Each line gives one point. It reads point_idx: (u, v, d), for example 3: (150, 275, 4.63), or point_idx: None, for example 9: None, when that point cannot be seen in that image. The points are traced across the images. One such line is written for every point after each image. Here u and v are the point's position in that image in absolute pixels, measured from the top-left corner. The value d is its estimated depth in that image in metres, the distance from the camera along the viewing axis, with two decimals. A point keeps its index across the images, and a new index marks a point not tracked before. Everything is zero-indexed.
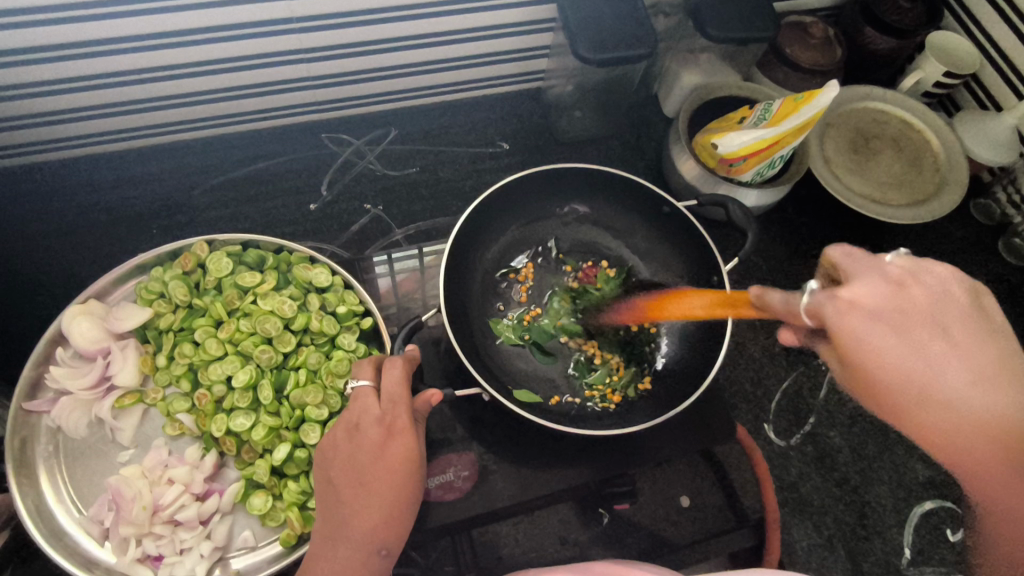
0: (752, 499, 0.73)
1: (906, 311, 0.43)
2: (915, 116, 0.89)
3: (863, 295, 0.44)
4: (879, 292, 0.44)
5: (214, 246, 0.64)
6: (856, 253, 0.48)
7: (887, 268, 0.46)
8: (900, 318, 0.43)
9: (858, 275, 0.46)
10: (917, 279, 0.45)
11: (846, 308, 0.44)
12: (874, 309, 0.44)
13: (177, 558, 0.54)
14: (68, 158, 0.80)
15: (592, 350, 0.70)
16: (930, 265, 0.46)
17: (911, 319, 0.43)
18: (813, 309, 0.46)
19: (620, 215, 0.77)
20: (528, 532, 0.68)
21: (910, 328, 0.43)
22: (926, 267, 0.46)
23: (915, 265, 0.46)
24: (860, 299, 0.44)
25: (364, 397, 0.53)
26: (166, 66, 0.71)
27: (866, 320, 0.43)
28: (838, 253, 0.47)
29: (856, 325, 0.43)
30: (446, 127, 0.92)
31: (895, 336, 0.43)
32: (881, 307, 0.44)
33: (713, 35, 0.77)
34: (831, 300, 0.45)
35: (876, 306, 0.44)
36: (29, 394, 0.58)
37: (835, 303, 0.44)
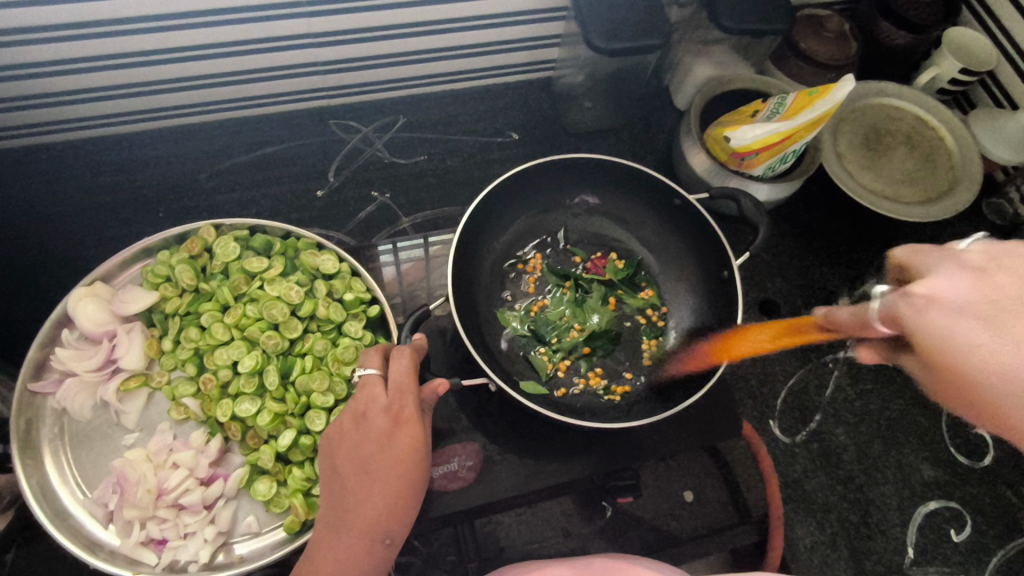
0: (757, 495, 0.72)
1: (995, 299, 0.42)
2: (929, 113, 0.88)
3: (943, 292, 0.45)
4: (961, 287, 0.44)
5: (221, 230, 0.64)
6: (935, 252, 0.50)
7: (967, 258, 0.46)
8: (989, 306, 0.42)
9: (935, 270, 0.47)
10: (999, 266, 0.44)
11: (923, 305, 0.46)
12: (952, 301, 0.44)
13: (180, 542, 0.54)
14: (75, 140, 0.80)
15: (580, 338, 0.70)
16: (1016, 249, 0.45)
17: (1006, 308, 0.42)
18: (891, 311, 0.50)
19: (632, 208, 0.76)
20: (529, 523, 0.68)
21: (1004, 318, 0.41)
22: (1012, 253, 0.45)
23: (997, 251, 0.46)
24: (937, 295, 0.45)
25: (370, 385, 0.53)
26: (175, 48, 0.70)
27: (945, 313, 0.44)
28: (907, 255, 0.51)
29: (936, 320, 0.44)
30: (455, 115, 0.91)
31: (982, 326, 0.42)
32: (960, 298, 0.44)
33: (728, 26, 0.75)
34: (908, 300, 0.47)
35: (956, 299, 0.44)
36: (34, 375, 0.58)
37: (911, 301, 0.47)
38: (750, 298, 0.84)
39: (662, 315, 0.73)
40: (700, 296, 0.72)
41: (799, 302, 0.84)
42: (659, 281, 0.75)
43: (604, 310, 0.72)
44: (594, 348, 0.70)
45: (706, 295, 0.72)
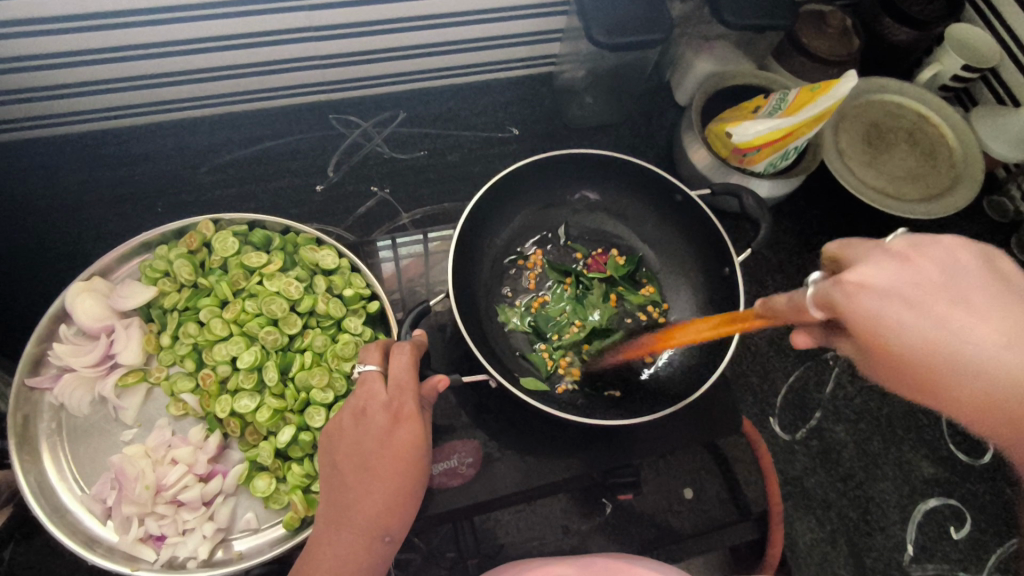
0: (756, 491, 0.72)
1: (919, 283, 0.40)
2: (931, 110, 0.88)
3: (871, 277, 0.41)
4: (887, 270, 0.41)
5: (220, 225, 0.63)
6: (863, 239, 0.44)
7: (887, 244, 0.42)
8: (911, 289, 0.39)
9: (863, 258, 0.42)
10: (922, 249, 0.41)
11: (853, 291, 0.41)
12: (880, 286, 0.40)
13: (179, 539, 0.54)
14: (73, 133, 0.79)
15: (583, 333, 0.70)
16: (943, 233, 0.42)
17: (924, 292, 0.39)
18: (818, 298, 0.43)
19: (634, 204, 0.75)
20: (529, 520, 0.68)
21: (929, 299, 0.39)
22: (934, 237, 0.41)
23: (924, 239, 0.41)
24: (867, 280, 0.41)
25: (370, 381, 0.52)
26: (173, 41, 0.69)
27: (874, 300, 0.40)
28: (838, 244, 0.45)
29: (866, 306, 0.40)
30: (455, 110, 0.91)
31: (909, 308, 0.39)
32: (895, 285, 0.40)
33: (730, 22, 0.75)
34: (837, 286, 0.42)
35: (890, 282, 0.40)
36: (31, 369, 0.57)
37: (843, 287, 0.41)
38: (751, 295, 0.84)
39: (662, 312, 0.73)
40: (702, 293, 0.72)
41: None
42: (660, 278, 0.75)
43: (606, 307, 0.72)
44: (592, 345, 0.69)
45: (709, 292, 0.71)
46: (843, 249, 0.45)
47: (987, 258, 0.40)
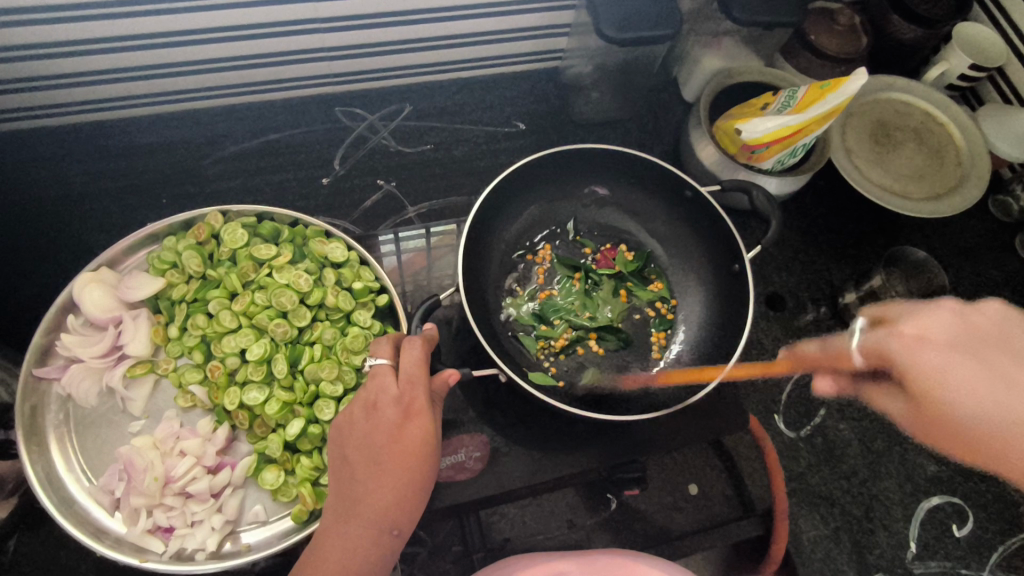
0: (761, 488, 0.72)
1: (973, 336, 0.58)
2: (939, 109, 0.88)
3: (929, 332, 0.59)
4: (944, 329, 0.58)
5: (229, 217, 0.63)
6: (921, 303, 0.63)
7: (948, 304, 0.60)
8: (967, 343, 0.57)
9: (920, 317, 0.61)
10: (975, 318, 0.59)
11: (914, 344, 0.58)
12: (947, 341, 0.57)
13: (188, 531, 0.54)
14: (79, 123, 0.79)
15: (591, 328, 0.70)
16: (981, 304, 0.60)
17: (972, 344, 0.57)
18: (874, 346, 0.62)
19: (643, 200, 0.75)
20: (535, 515, 0.68)
21: (976, 359, 0.56)
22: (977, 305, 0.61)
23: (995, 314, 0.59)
24: (923, 335, 0.59)
25: (382, 375, 0.52)
26: (182, 30, 0.69)
27: (934, 352, 0.57)
28: (880, 309, 0.66)
29: (928, 361, 0.57)
30: (462, 105, 0.90)
31: (960, 362, 0.56)
32: (947, 340, 0.58)
33: (740, 18, 0.75)
34: (892, 337, 0.61)
35: (944, 337, 0.58)
36: (39, 360, 0.57)
37: (901, 339, 0.60)
38: (756, 292, 0.84)
39: (670, 306, 0.73)
40: (711, 288, 0.72)
41: (806, 296, 0.84)
42: (668, 274, 0.75)
43: (615, 304, 0.72)
44: (602, 338, 0.70)
45: (718, 288, 0.71)
46: (889, 311, 0.66)
47: (1009, 322, 0.59)
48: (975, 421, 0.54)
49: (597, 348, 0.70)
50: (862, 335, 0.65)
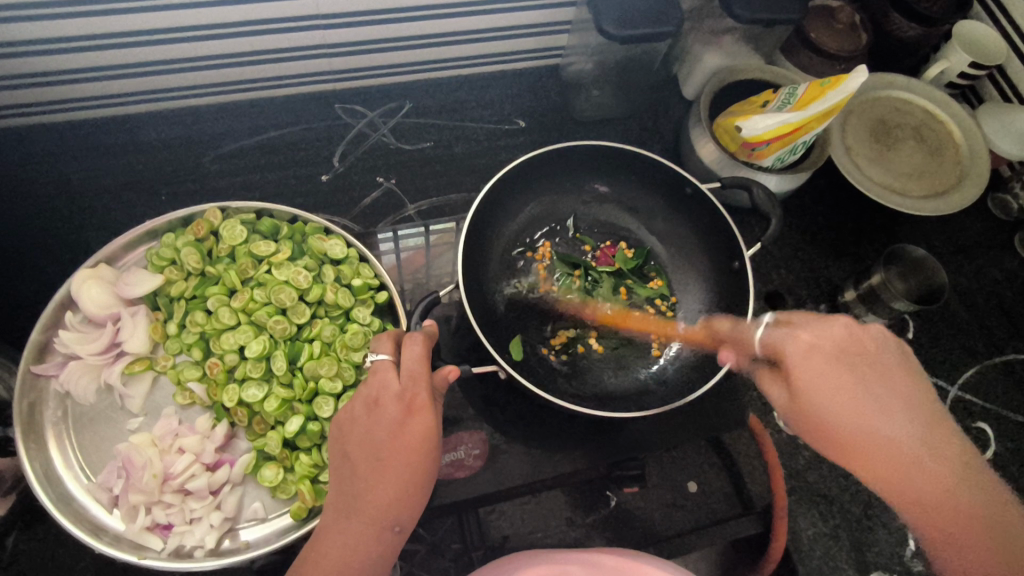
0: (760, 486, 0.72)
1: (858, 355, 0.52)
2: (939, 107, 0.88)
3: (813, 340, 0.52)
4: (829, 339, 0.52)
5: (228, 213, 0.62)
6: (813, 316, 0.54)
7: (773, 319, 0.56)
8: (851, 358, 0.52)
9: (811, 324, 0.53)
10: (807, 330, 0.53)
11: (802, 347, 0.52)
12: (829, 351, 0.52)
13: (186, 528, 0.54)
14: (77, 120, 0.78)
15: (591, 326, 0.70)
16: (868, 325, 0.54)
17: (853, 362, 0.51)
18: (775, 345, 0.54)
19: (643, 197, 0.75)
20: (533, 513, 0.67)
21: (860, 380, 0.51)
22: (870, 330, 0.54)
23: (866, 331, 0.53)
24: (813, 342, 0.52)
25: (383, 371, 0.52)
26: (180, 26, 0.69)
27: (819, 361, 0.51)
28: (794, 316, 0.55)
29: (805, 364, 0.51)
30: (461, 102, 0.90)
31: (833, 377, 0.51)
32: (831, 351, 0.52)
33: (741, 15, 0.75)
34: (790, 340, 0.53)
35: (832, 349, 0.52)
36: (37, 357, 0.57)
37: (796, 342, 0.53)
38: (756, 290, 0.84)
39: (669, 303, 0.73)
40: (712, 287, 0.72)
41: (805, 294, 0.84)
42: (669, 271, 0.75)
43: (615, 303, 0.72)
44: (603, 337, 0.70)
45: (718, 286, 0.72)
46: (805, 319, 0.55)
47: (901, 359, 0.53)
48: (836, 417, 0.50)
49: (597, 347, 0.69)
50: (762, 327, 0.56)
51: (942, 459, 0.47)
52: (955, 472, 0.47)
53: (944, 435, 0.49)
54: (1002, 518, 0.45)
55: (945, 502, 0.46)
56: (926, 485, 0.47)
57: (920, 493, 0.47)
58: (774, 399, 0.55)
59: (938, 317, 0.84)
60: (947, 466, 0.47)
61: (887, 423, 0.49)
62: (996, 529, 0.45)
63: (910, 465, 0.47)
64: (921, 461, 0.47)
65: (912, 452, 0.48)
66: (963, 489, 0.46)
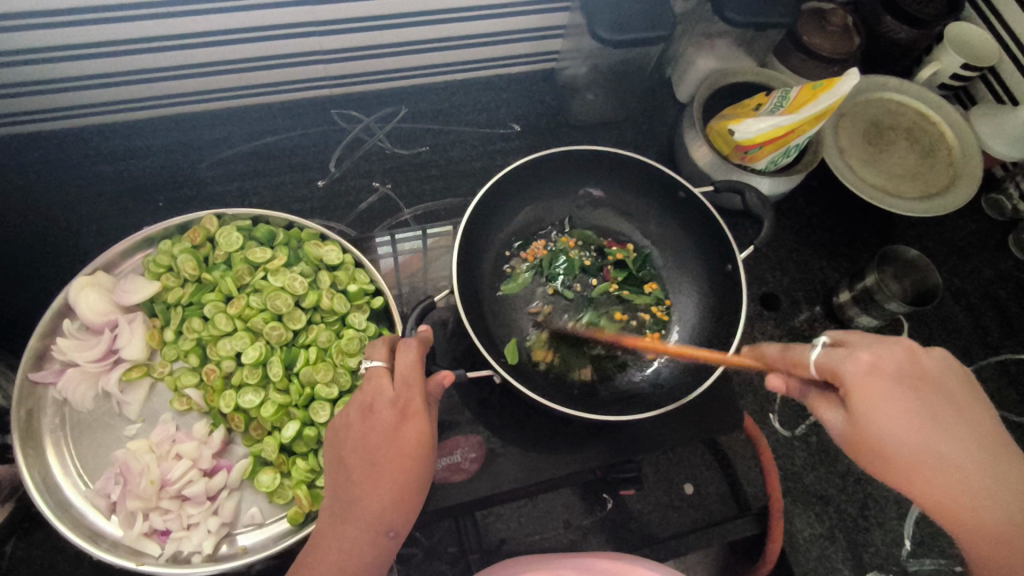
0: (756, 487, 0.73)
1: (921, 375, 0.48)
2: (931, 108, 0.88)
3: (878, 357, 0.48)
4: (896, 358, 0.48)
5: (224, 220, 0.63)
6: (872, 335, 0.51)
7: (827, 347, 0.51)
8: (916, 378, 0.48)
9: (875, 343, 0.49)
10: (871, 352, 0.49)
11: (863, 367, 0.48)
12: (891, 372, 0.48)
13: (183, 534, 0.54)
14: (75, 128, 0.79)
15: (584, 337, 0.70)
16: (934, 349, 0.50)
17: (915, 384, 0.47)
18: (831, 365, 0.49)
19: (636, 201, 0.76)
20: (531, 515, 0.68)
21: (926, 402, 0.47)
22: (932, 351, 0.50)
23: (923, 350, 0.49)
24: (877, 362, 0.48)
25: (377, 376, 0.52)
26: (179, 34, 0.69)
27: (883, 381, 0.47)
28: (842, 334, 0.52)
29: (865, 385, 0.47)
30: (457, 107, 0.91)
31: (899, 397, 0.46)
32: (897, 371, 0.48)
33: (733, 19, 0.75)
34: (845, 357, 0.49)
35: (895, 370, 0.48)
36: (35, 365, 0.57)
37: (857, 361, 0.48)
38: (751, 292, 0.84)
39: (664, 306, 0.73)
40: (707, 288, 0.72)
41: (799, 295, 0.85)
42: (662, 275, 0.75)
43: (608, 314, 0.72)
44: (597, 365, 0.68)
45: (714, 288, 0.71)
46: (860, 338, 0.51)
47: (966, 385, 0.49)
48: (897, 446, 0.46)
49: (589, 356, 0.69)
50: (818, 347, 0.51)
51: (1020, 498, 0.43)
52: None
53: (1019, 472, 0.45)
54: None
55: (1012, 542, 0.42)
56: (999, 522, 0.43)
57: (990, 534, 0.43)
58: (827, 420, 0.51)
59: (931, 317, 0.85)
60: (1023, 507, 0.43)
61: (957, 453, 0.45)
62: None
63: (982, 500, 0.44)
64: (994, 498, 0.44)
65: (985, 488, 0.44)
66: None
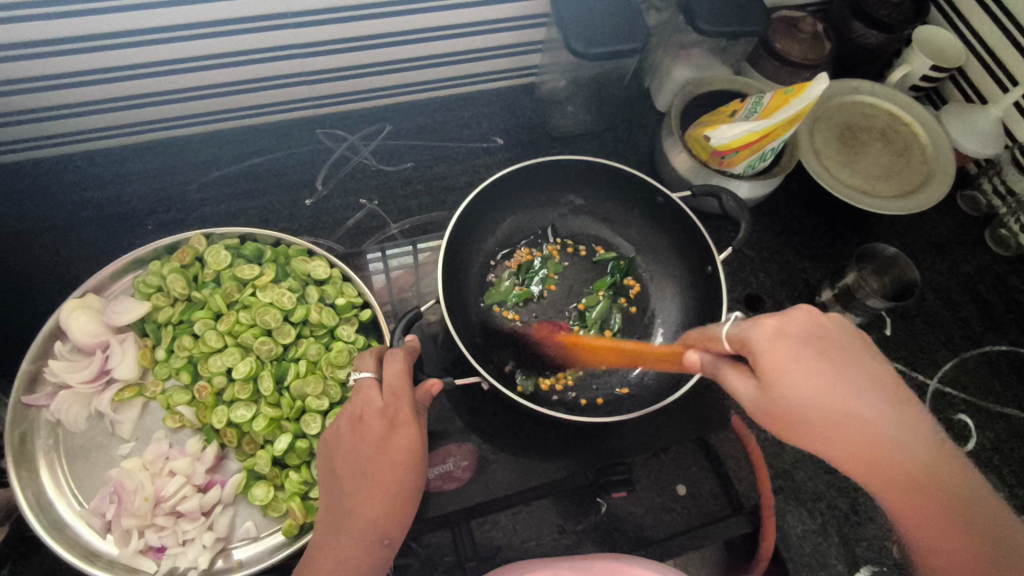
0: (747, 486, 0.71)
1: (827, 340, 0.48)
2: (901, 109, 0.90)
3: (784, 323, 0.48)
4: (800, 323, 0.48)
5: (212, 239, 0.64)
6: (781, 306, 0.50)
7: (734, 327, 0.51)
8: (822, 343, 0.48)
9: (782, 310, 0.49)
10: (781, 320, 0.48)
11: (769, 335, 0.48)
12: (797, 335, 0.48)
13: (179, 550, 0.54)
14: (65, 154, 0.80)
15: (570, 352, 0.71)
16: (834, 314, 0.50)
17: (827, 349, 0.47)
18: (737, 334, 0.50)
19: (618, 208, 0.78)
20: (525, 522, 0.66)
21: (836, 363, 0.47)
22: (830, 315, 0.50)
23: (825, 317, 0.49)
24: (783, 327, 0.48)
25: (366, 389, 0.53)
26: (167, 60, 0.71)
27: (789, 346, 0.47)
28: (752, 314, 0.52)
29: (775, 351, 0.47)
30: (441, 123, 0.92)
31: (809, 358, 0.47)
32: (802, 337, 0.48)
33: (705, 29, 0.77)
34: (756, 327, 0.48)
35: (798, 335, 0.48)
36: (28, 388, 0.58)
37: (762, 326, 0.48)
38: (737, 294, 0.85)
39: (644, 310, 0.75)
40: (687, 293, 0.74)
41: (782, 296, 0.86)
42: (648, 282, 0.77)
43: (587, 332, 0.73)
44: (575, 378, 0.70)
45: (695, 293, 0.74)
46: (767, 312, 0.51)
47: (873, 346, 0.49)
48: (806, 409, 0.45)
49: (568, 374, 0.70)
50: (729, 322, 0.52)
51: (919, 448, 0.45)
52: (935, 460, 0.45)
53: (922, 423, 0.46)
54: (991, 512, 0.44)
55: (912, 488, 0.44)
56: (899, 471, 0.44)
57: (904, 490, 0.44)
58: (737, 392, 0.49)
59: (913, 312, 0.87)
60: (927, 452, 0.45)
61: (869, 412, 0.45)
62: (973, 513, 0.43)
63: (890, 451, 0.45)
64: (907, 454, 0.44)
65: (894, 444, 0.45)
66: (944, 472, 0.44)
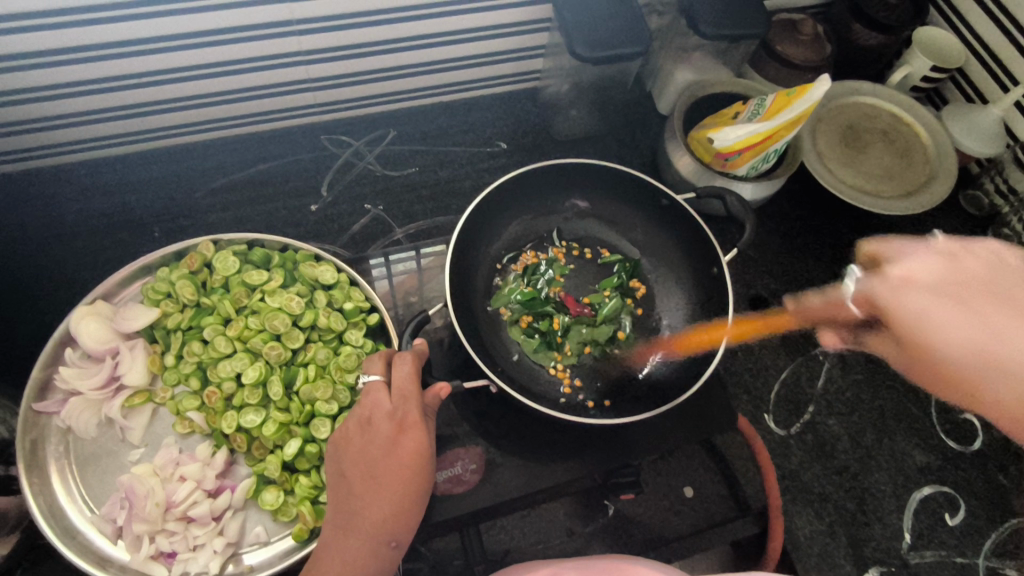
0: (755, 487, 0.72)
1: (962, 284, 0.52)
2: (902, 109, 0.91)
3: (916, 272, 0.56)
4: (933, 269, 0.55)
5: (219, 245, 0.65)
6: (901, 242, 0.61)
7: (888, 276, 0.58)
8: (955, 288, 0.52)
9: (909, 257, 0.58)
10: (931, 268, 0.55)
11: (903, 284, 0.56)
12: (927, 284, 0.54)
13: (190, 555, 0.55)
14: (71, 163, 0.81)
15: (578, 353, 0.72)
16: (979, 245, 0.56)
17: (966, 292, 0.51)
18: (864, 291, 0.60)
19: (622, 211, 0.78)
20: (534, 525, 0.67)
21: (962, 300, 0.51)
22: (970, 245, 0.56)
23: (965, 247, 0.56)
24: (914, 275, 0.56)
25: (375, 391, 0.54)
26: (171, 68, 0.72)
27: (916, 293, 0.55)
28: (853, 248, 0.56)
29: (918, 299, 0.54)
30: (444, 128, 0.93)
31: (950, 304, 0.52)
32: (933, 282, 0.54)
33: (707, 32, 0.78)
34: (881, 281, 0.58)
35: (932, 282, 0.54)
36: (38, 396, 0.58)
37: (886, 280, 0.57)
38: (742, 295, 0.86)
39: (650, 312, 0.76)
40: (693, 295, 0.75)
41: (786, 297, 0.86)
42: (653, 282, 0.77)
43: (596, 330, 0.73)
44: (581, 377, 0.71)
45: (701, 295, 0.74)
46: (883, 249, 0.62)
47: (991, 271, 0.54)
48: (941, 343, 0.51)
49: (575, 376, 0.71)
50: None
51: None
52: None
53: None
54: None
55: None
56: None
57: None
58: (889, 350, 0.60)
59: None
60: None
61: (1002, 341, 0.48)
62: None
63: None
64: None
65: None
66: None
